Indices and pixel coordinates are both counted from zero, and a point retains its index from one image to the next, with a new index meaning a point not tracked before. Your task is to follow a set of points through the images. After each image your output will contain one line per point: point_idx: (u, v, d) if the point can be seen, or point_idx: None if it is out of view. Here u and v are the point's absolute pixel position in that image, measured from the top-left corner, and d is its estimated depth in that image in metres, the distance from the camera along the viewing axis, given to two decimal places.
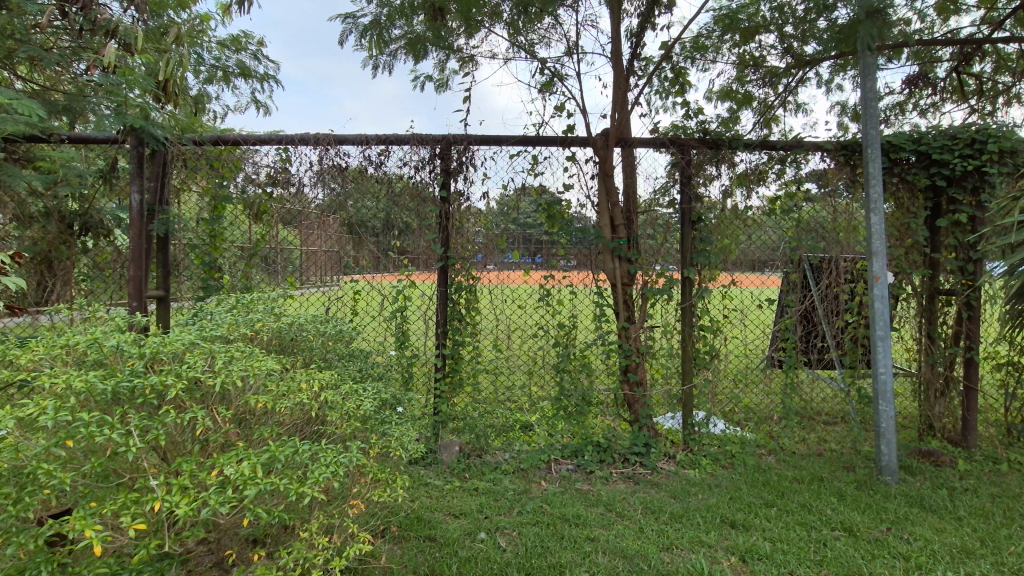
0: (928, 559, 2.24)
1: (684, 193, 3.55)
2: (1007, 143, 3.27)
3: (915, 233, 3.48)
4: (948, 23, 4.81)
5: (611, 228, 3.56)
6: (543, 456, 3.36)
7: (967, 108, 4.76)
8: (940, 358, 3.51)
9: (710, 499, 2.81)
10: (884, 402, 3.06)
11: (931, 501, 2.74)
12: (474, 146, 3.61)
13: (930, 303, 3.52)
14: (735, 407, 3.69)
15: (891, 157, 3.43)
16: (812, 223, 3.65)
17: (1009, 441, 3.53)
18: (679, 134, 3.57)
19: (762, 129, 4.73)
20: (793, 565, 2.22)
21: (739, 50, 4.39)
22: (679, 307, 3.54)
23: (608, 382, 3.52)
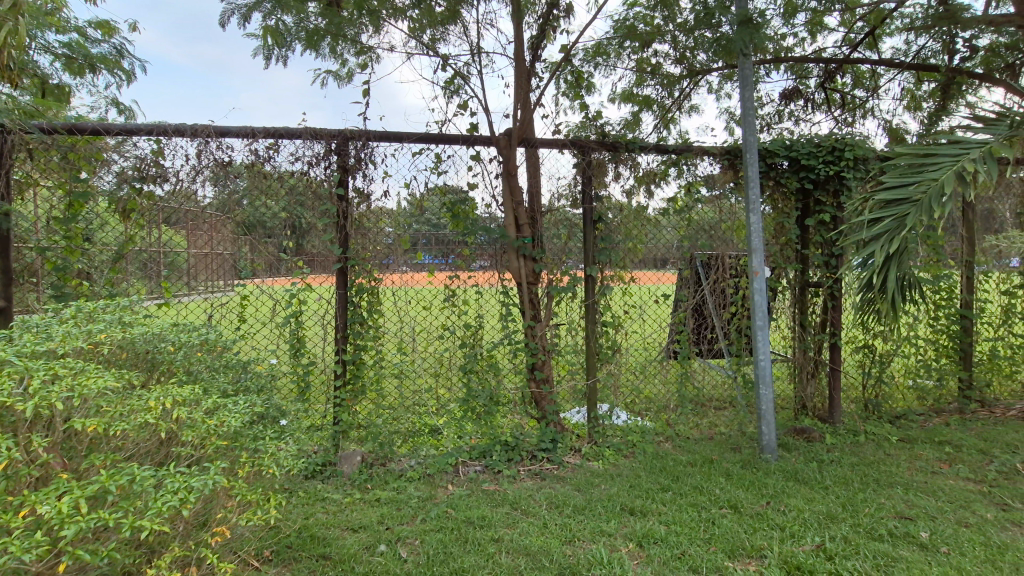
0: (800, 528, 2.45)
1: (585, 193, 3.64)
2: (860, 151, 3.69)
3: (788, 231, 3.83)
4: (816, 41, 5.35)
5: (516, 228, 3.57)
6: (450, 460, 3.29)
7: (831, 118, 5.32)
8: (810, 344, 3.89)
9: (612, 489, 2.90)
10: (764, 386, 3.32)
11: (804, 473, 3.02)
12: (374, 143, 3.47)
13: (801, 295, 3.90)
14: (635, 397, 3.81)
15: (767, 161, 3.74)
16: (701, 222, 3.89)
17: (866, 415, 3.99)
18: (580, 136, 3.66)
19: (661, 132, 5.01)
20: (685, 545, 2.34)
21: (638, 55, 4.60)
22: (582, 304, 3.65)
23: (515, 381, 3.52)
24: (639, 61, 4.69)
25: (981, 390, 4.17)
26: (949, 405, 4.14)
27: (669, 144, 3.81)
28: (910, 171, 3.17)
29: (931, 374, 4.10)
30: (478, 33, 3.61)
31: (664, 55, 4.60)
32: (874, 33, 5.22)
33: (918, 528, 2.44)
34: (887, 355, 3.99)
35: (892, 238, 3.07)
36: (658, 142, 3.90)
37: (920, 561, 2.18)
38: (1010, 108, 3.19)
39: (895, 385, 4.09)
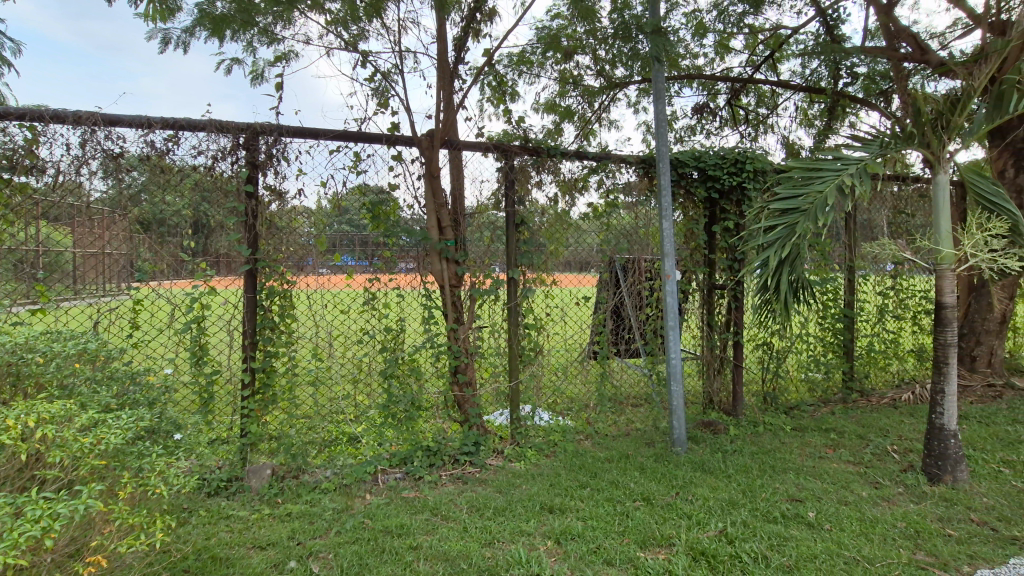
0: (706, 515, 2.61)
1: (508, 196, 3.68)
2: (758, 164, 4.00)
3: (697, 236, 4.08)
4: (723, 61, 5.75)
5: (438, 230, 3.52)
6: (368, 468, 3.19)
7: (737, 134, 5.74)
8: (716, 342, 4.17)
9: (532, 489, 2.94)
10: (674, 383, 3.51)
11: (710, 464, 3.23)
12: (287, 138, 3.30)
13: (709, 297, 4.15)
14: (558, 398, 3.90)
15: (678, 171, 3.97)
16: (619, 227, 4.04)
17: (765, 407, 4.33)
18: (503, 140, 3.69)
19: (582, 142, 5.17)
20: (600, 539, 2.42)
21: (561, 66, 4.72)
22: (505, 307, 3.68)
23: (438, 385, 3.47)
24: (562, 72, 4.81)
25: (861, 381, 4.66)
26: (834, 396, 4.59)
27: (588, 151, 3.93)
28: (800, 183, 3.48)
29: (820, 367, 4.52)
30: (400, 31, 3.54)
31: (585, 67, 4.75)
32: (773, 57, 5.69)
33: (807, 509, 2.67)
34: (782, 351, 4.37)
35: (784, 244, 3.36)
36: (579, 149, 4.01)
37: (807, 539, 2.38)
38: (882, 130, 3.59)
39: (790, 378, 4.47)
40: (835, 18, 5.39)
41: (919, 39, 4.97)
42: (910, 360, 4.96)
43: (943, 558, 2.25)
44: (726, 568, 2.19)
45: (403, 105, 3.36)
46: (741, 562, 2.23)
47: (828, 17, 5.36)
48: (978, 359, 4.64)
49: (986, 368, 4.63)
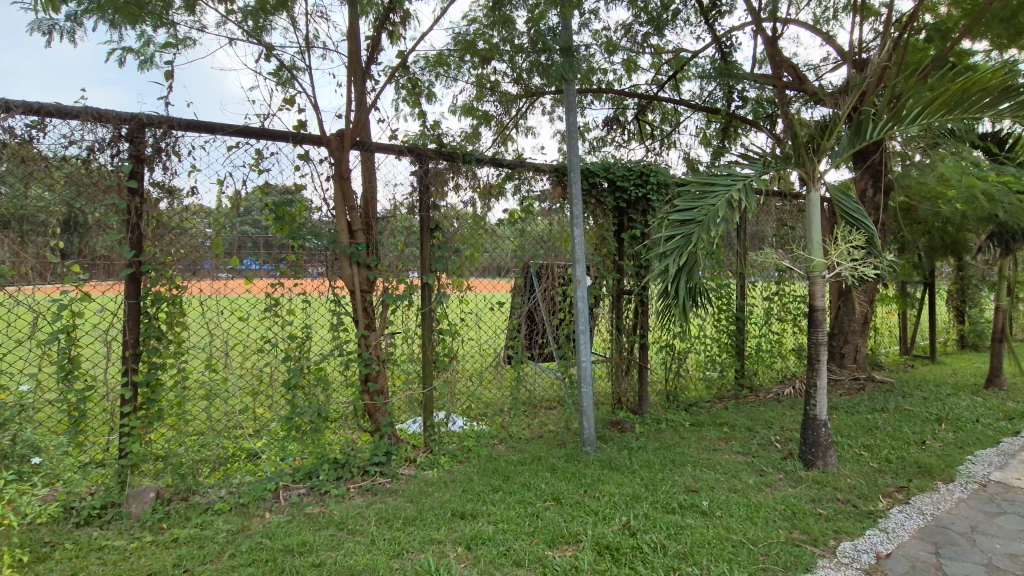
0: (611, 510, 2.72)
1: (422, 201, 3.63)
2: (661, 177, 4.27)
3: (608, 243, 4.26)
4: (631, 78, 6.08)
5: (348, 234, 3.38)
6: (267, 485, 3.00)
7: (644, 147, 6.10)
8: (624, 345, 4.38)
9: (444, 496, 2.91)
10: (585, 385, 3.64)
11: (617, 461, 3.37)
12: (180, 131, 3.04)
13: (617, 302, 4.35)
14: (472, 403, 3.92)
15: (589, 180, 4.13)
16: (533, 234, 4.12)
17: (668, 405, 4.60)
18: (417, 144, 3.64)
19: (499, 147, 5.24)
20: (510, 541, 2.44)
21: (478, 71, 4.75)
22: (419, 312, 3.63)
23: (346, 394, 3.34)
24: (479, 77, 4.84)
25: (750, 378, 5.10)
26: (728, 392, 4.98)
27: (504, 158, 3.97)
28: (697, 196, 3.75)
29: (716, 367, 4.89)
30: (308, 25, 3.39)
31: (502, 73, 4.82)
32: (676, 76, 6.11)
33: (701, 498, 2.87)
34: (682, 351, 4.69)
35: (682, 253, 3.60)
36: (494, 155, 4.05)
37: (701, 526, 2.56)
38: (765, 150, 3.97)
39: (690, 377, 4.79)
40: (728, 45, 5.90)
41: (798, 69, 5.56)
42: (792, 358, 5.49)
43: (814, 534, 2.51)
44: (628, 559, 2.30)
45: (311, 102, 3.22)
46: (642, 553, 2.35)
47: (722, 44, 5.85)
48: (846, 356, 5.24)
49: (852, 363, 5.24)
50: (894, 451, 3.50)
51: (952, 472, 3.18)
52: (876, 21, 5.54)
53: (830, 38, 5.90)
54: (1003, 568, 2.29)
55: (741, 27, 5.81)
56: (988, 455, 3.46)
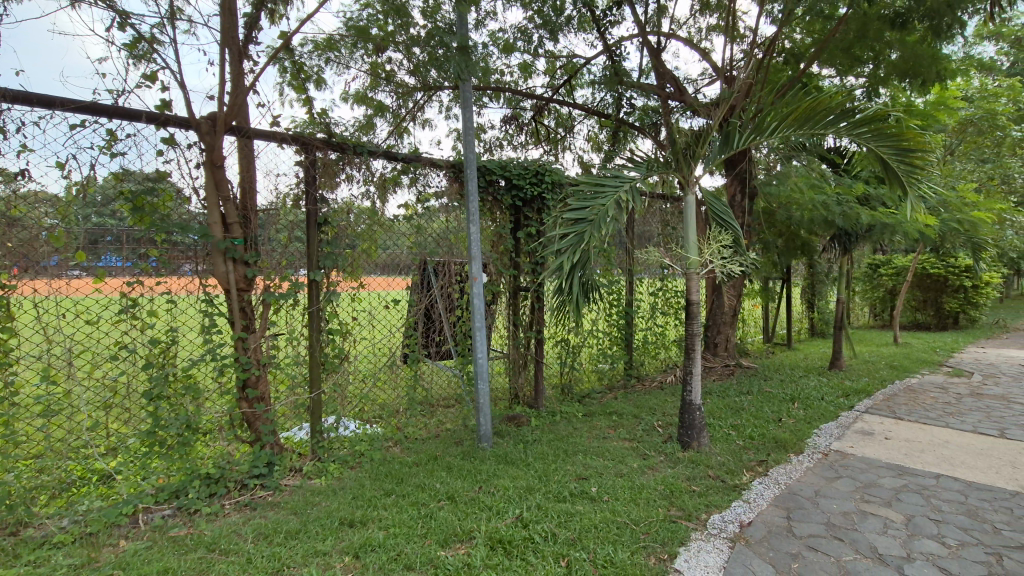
0: (505, 504, 2.75)
1: (309, 193, 3.41)
2: (555, 177, 4.38)
3: (504, 241, 4.29)
4: (528, 79, 6.21)
5: (223, 227, 3.09)
6: (122, 510, 2.65)
7: (539, 147, 6.27)
8: (521, 341, 4.46)
9: (332, 504, 2.77)
10: (481, 381, 3.64)
11: (512, 455, 3.42)
12: (6, 104, 2.58)
13: (514, 299, 4.41)
14: (365, 405, 3.74)
15: (486, 178, 4.12)
16: (430, 230, 4.02)
17: (562, 397, 4.78)
18: (303, 132, 3.41)
19: (396, 140, 5.09)
20: (401, 545, 2.37)
21: (371, 59, 4.55)
22: (305, 312, 3.40)
23: (220, 403, 3.05)
24: (373, 66, 4.65)
25: (637, 368, 5.44)
26: (618, 382, 5.28)
27: (398, 152, 3.84)
28: (589, 196, 3.92)
29: (607, 359, 5.17)
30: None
31: (397, 64, 4.66)
32: (570, 81, 6.35)
33: (590, 485, 3.00)
34: (576, 346, 4.88)
35: (575, 250, 3.71)
36: (388, 149, 3.91)
37: (589, 512, 2.67)
38: (649, 155, 4.23)
39: (584, 369, 5.00)
40: (618, 54, 6.22)
41: (679, 81, 6.00)
42: (674, 349, 5.94)
43: (689, 510, 2.73)
44: (519, 551, 2.34)
45: (175, 79, 2.88)
46: (533, 543, 2.40)
47: (613, 52, 6.15)
48: (719, 345, 5.77)
49: (723, 352, 5.78)
50: (756, 429, 3.90)
51: (802, 445, 3.61)
52: (743, 43, 6.14)
53: (706, 55, 6.44)
54: (839, 525, 2.64)
55: (629, 38, 6.16)
56: (829, 428, 3.98)
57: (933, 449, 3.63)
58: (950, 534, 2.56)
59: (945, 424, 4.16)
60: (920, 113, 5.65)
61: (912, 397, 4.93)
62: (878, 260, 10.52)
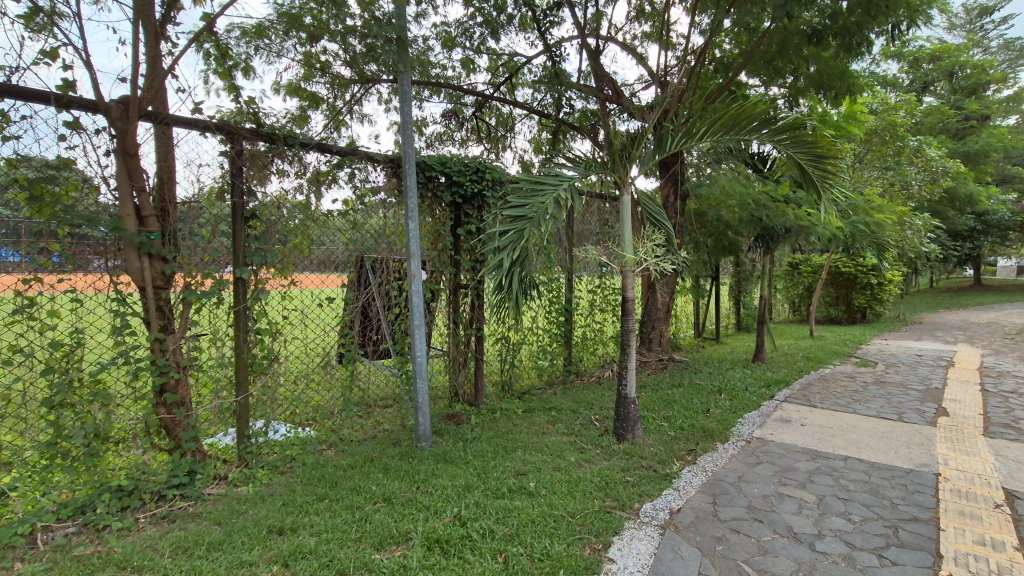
0: (442, 504, 2.72)
1: (235, 185, 3.23)
2: (495, 174, 4.38)
3: (443, 238, 4.24)
4: (469, 76, 6.17)
5: (137, 220, 2.86)
6: (17, 530, 2.41)
7: (481, 145, 6.26)
8: (461, 338, 4.44)
9: (259, 512, 2.64)
10: (420, 380, 3.58)
11: (451, 454, 3.39)
12: None
13: (455, 297, 4.37)
14: (297, 408, 3.60)
15: (426, 174, 4.04)
16: (367, 227, 3.91)
17: (502, 394, 4.81)
18: (228, 121, 3.21)
19: (331, 133, 4.90)
20: (333, 551, 2.30)
21: (305, 49, 4.36)
22: (230, 311, 3.23)
23: (134, 411, 2.84)
24: (307, 55, 4.46)
25: (576, 364, 5.56)
26: (557, 378, 5.37)
27: (332, 145, 3.69)
28: (528, 194, 3.94)
29: (547, 356, 5.24)
30: None
31: (333, 54, 4.50)
32: (511, 80, 6.37)
33: (528, 480, 3.03)
34: (516, 343, 4.91)
35: (515, 246, 3.72)
36: (322, 142, 3.76)
37: (527, 507, 2.69)
38: (587, 155, 4.31)
39: (523, 366, 5.05)
40: (558, 55, 6.30)
41: (616, 85, 6.16)
42: (611, 345, 6.11)
43: (623, 500, 2.82)
44: (456, 549, 2.32)
45: (80, 57, 2.62)
46: (470, 541, 2.39)
47: (553, 53, 6.22)
48: (653, 341, 6.00)
49: (658, 347, 6.02)
50: (686, 420, 4.09)
51: (727, 433, 3.82)
52: (676, 51, 6.39)
53: (642, 60, 6.65)
54: (759, 508, 2.81)
55: (569, 39, 6.25)
56: (752, 417, 4.23)
57: (842, 434, 3.93)
58: (855, 511, 2.78)
59: (852, 410, 4.53)
60: (833, 124, 6.12)
61: (825, 386, 5.33)
62: (797, 259, 11.28)
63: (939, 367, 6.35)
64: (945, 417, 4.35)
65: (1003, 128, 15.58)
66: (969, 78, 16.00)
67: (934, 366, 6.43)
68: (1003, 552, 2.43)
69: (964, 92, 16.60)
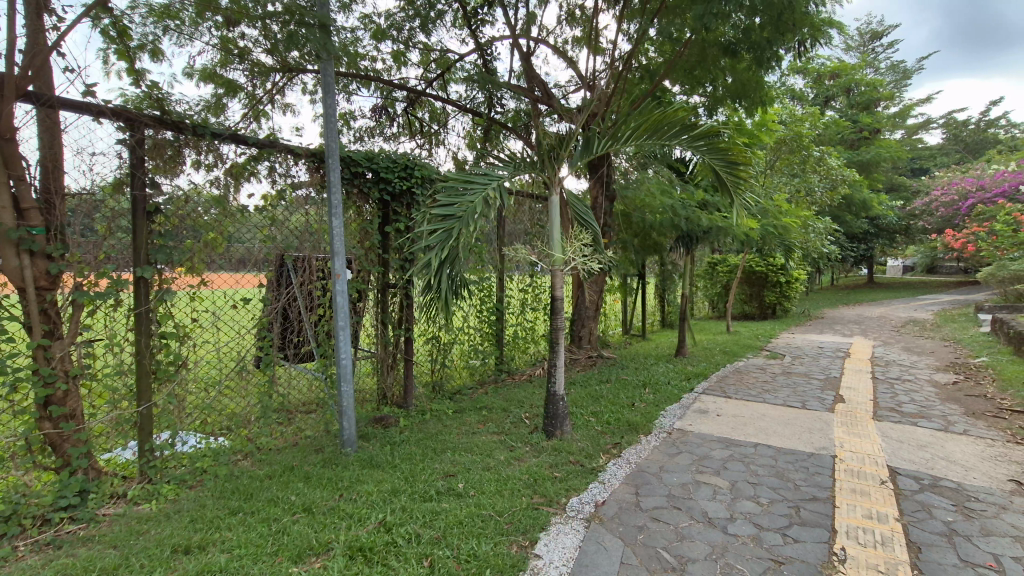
0: (367, 510, 2.64)
1: (136, 177, 2.96)
2: (424, 172, 4.29)
3: (371, 237, 4.10)
4: (400, 71, 6.04)
5: (15, 212, 2.56)
6: None
7: (413, 142, 6.15)
8: (390, 339, 4.34)
9: (163, 531, 2.44)
10: (345, 383, 3.45)
11: (378, 458, 3.30)
12: None
13: (383, 296, 4.26)
14: (209, 417, 3.35)
15: (352, 169, 3.87)
16: (288, 224, 3.71)
17: (433, 395, 4.75)
18: (126, 107, 2.93)
19: (250, 125, 4.60)
20: (247, 567, 2.16)
21: (221, 33, 4.08)
22: (130, 314, 2.95)
23: (12, 426, 2.54)
24: (223, 40, 4.18)
25: (507, 363, 5.61)
26: (489, 377, 5.39)
27: (248, 136, 3.46)
28: (456, 192, 3.90)
29: (479, 355, 5.24)
30: None
31: (252, 41, 4.24)
32: (443, 76, 6.30)
33: (457, 481, 3.00)
34: (447, 343, 4.86)
35: (444, 246, 3.67)
36: (237, 132, 3.52)
37: (455, 508, 2.67)
38: (517, 155, 4.33)
39: (454, 366, 5.02)
40: (490, 55, 6.30)
41: (547, 87, 6.24)
42: (543, 343, 6.21)
43: (550, 496, 2.86)
44: (380, 557, 2.25)
45: None
46: (395, 547, 2.33)
47: (485, 52, 6.21)
48: (583, 339, 6.17)
49: (587, 344, 6.18)
50: (613, 414, 4.22)
51: (651, 426, 3.98)
52: (605, 56, 6.58)
53: (572, 64, 6.79)
54: (678, 496, 2.95)
55: (501, 39, 6.26)
56: (673, 409, 4.44)
57: (754, 423, 4.21)
58: (764, 494, 2.98)
59: (762, 400, 4.86)
60: (747, 133, 6.52)
61: (739, 377, 5.69)
62: (716, 259, 11.98)
63: (837, 358, 6.96)
64: (841, 404, 4.76)
65: (890, 141, 17.36)
66: (863, 95, 17.69)
67: (833, 356, 7.04)
68: (886, 523, 2.69)
69: (859, 107, 18.33)
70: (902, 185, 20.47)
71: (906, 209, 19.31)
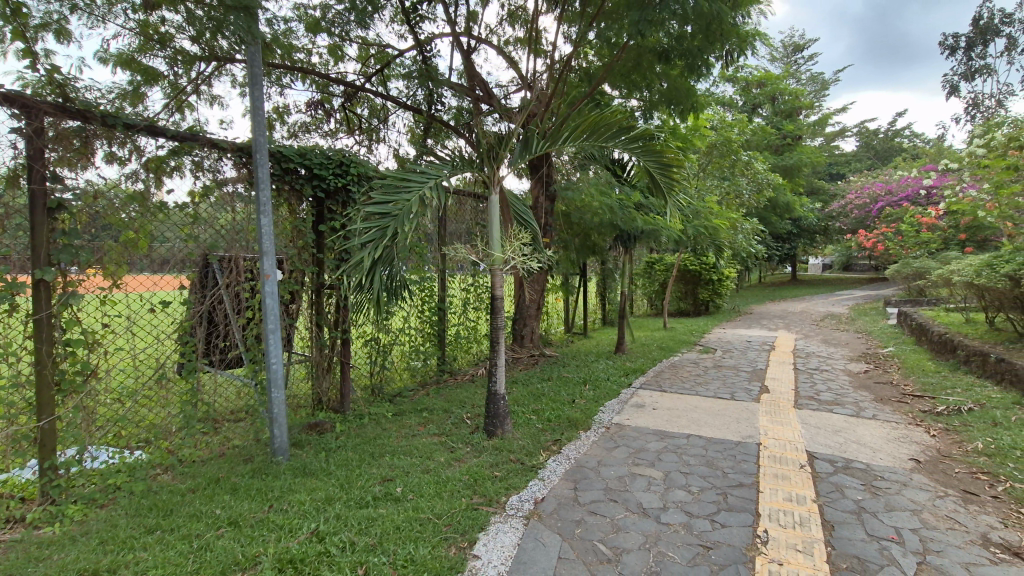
0: (298, 520, 2.53)
1: (34, 170, 2.69)
2: (361, 169, 4.16)
3: (304, 235, 3.95)
4: (337, 65, 5.86)
5: None
6: None
7: (351, 138, 5.98)
8: (325, 342, 4.19)
9: (68, 556, 2.25)
10: (276, 389, 3.29)
11: (311, 466, 3.18)
12: None
13: (317, 297, 4.11)
14: (123, 429, 3.13)
15: (283, 165, 3.70)
16: (212, 222, 3.50)
17: (371, 398, 4.65)
18: (22, 92, 2.66)
19: (172, 116, 4.31)
20: None
21: (139, 17, 3.80)
22: (28, 320, 2.69)
23: None
24: (141, 25, 3.90)
25: (449, 363, 5.57)
26: (430, 378, 5.33)
27: (166, 128, 3.22)
28: (392, 190, 3.81)
29: (419, 356, 5.16)
30: None
31: (174, 27, 3.98)
32: (383, 72, 6.16)
33: (394, 486, 2.94)
34: (386, 345, 4.76)
35: (378, 246, 3.57)
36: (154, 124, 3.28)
37: (391, 513, 2.61)
38: (457, 153, 4.28)
39: (394, 368, 4.93)
40: (431, 52, 6.22)
41: (488, 86, 6.24)
42: (485, 342, 6.21)
43: (490, 496, 2.85)
44: (312, 567, 2.17)
45: None
46: (328, 556, 2.25)
47: (425, 49, 6.13)
48: (525, 337, 6.21)
49: (529, 343, 6.24)
50: (553, 411, 4.28)
51: (589, 422, 4.06)
52: (545, 57, 6.66)
53: (514, 64, 6.82)
54: (614, 489, 3.02)
55: (442, 36, 6.20)
56: (612, 404, 4.56)
57: (687, 415, 4.39)
58: (694, 483, 3.11)
59: (695, 393, 5.08)
60: (681, 136, 6.77)
61: (674, 372, 5.92)
62: (654, 258, 12.41)
63: (763, 351, 7.38)
64: (766, 394, 5.05)
65: (811, 147, 18.63)
66: (786, 103, 18.90)
67: (760, 350, 7.46)
68: (804, 504, 2.87)
69: (783, 115, 19.55)
70: (821, 189, 22.00)
71: (824, 211, 20.75)
